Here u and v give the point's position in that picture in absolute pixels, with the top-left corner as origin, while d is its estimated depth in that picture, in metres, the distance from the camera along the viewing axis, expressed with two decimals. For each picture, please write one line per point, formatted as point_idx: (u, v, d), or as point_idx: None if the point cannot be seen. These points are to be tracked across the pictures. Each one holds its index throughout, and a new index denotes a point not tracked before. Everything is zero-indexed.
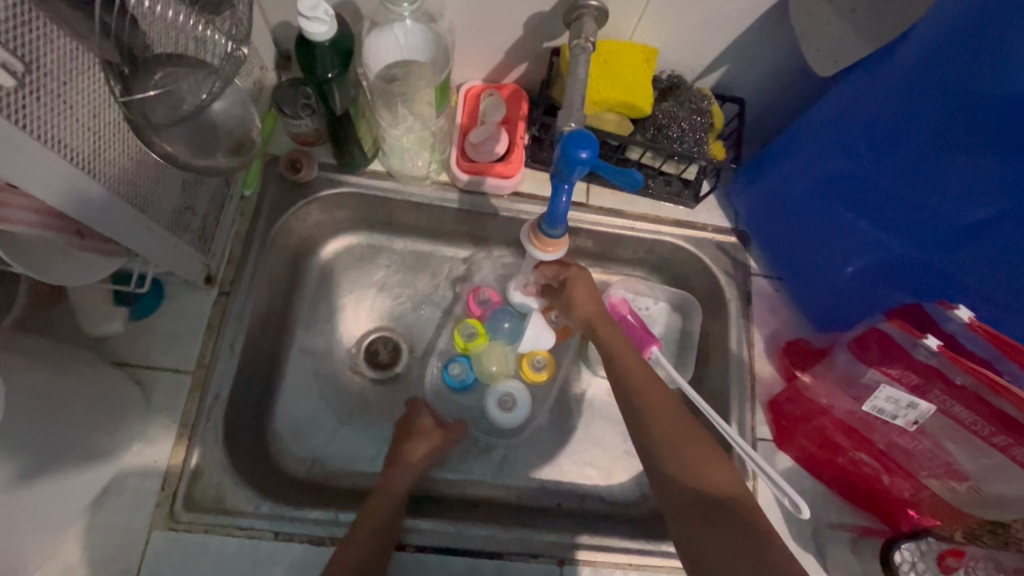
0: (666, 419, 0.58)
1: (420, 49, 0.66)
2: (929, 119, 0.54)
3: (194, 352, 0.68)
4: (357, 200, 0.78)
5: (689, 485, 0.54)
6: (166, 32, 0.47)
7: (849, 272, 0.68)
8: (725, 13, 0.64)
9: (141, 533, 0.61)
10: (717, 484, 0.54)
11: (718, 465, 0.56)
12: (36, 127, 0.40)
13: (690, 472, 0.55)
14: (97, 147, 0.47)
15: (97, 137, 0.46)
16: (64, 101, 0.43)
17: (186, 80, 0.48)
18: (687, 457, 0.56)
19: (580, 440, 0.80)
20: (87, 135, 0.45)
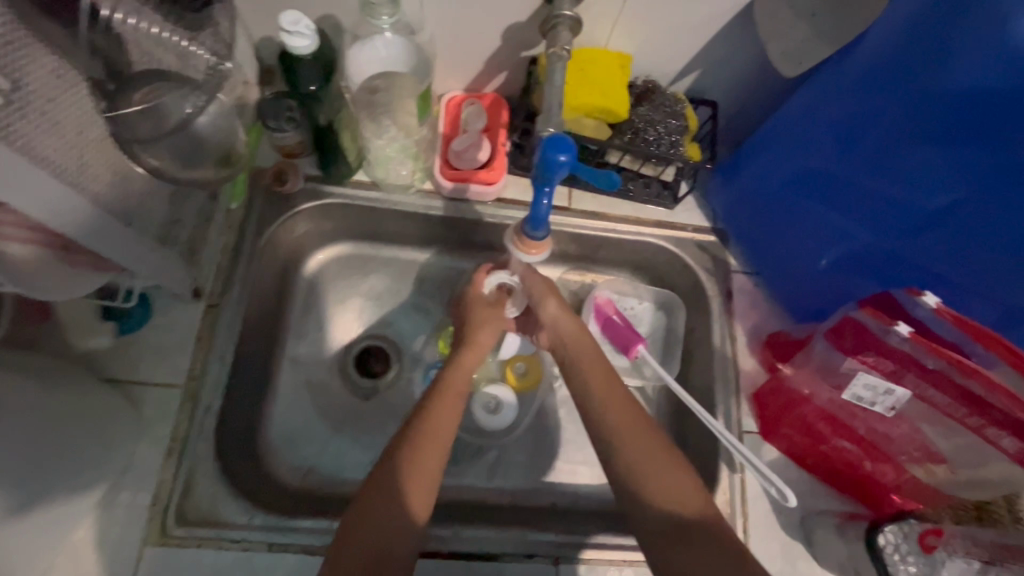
0: (646, 425, 0.59)
1: (400, 59, 0.67)
2: (892, 112, 0.56)
3: (183, 365, 0.68)
4: (344, 209, 0.78)
5: (662, 508, 0.53)
6: (151, 47, 0.49)
7: (825, 264, 0.71)
8: (695, 20, 0.67)
9: (133, 549, 0.61)
10: (701, 505, 0.53)
11: (692, 487, 0.54)
12: (25, 145, 0.41)
13: (674, 496, 0.53)
14: (82, 164, 0.47)
15: (85, 154, 0.47)
16: (51, 119, 0.44)
17: (170, 95, 0.49)
18: (664, 483, 0.54)
19: (572, 440, 0.81)
20: (72, 152, 0.46)
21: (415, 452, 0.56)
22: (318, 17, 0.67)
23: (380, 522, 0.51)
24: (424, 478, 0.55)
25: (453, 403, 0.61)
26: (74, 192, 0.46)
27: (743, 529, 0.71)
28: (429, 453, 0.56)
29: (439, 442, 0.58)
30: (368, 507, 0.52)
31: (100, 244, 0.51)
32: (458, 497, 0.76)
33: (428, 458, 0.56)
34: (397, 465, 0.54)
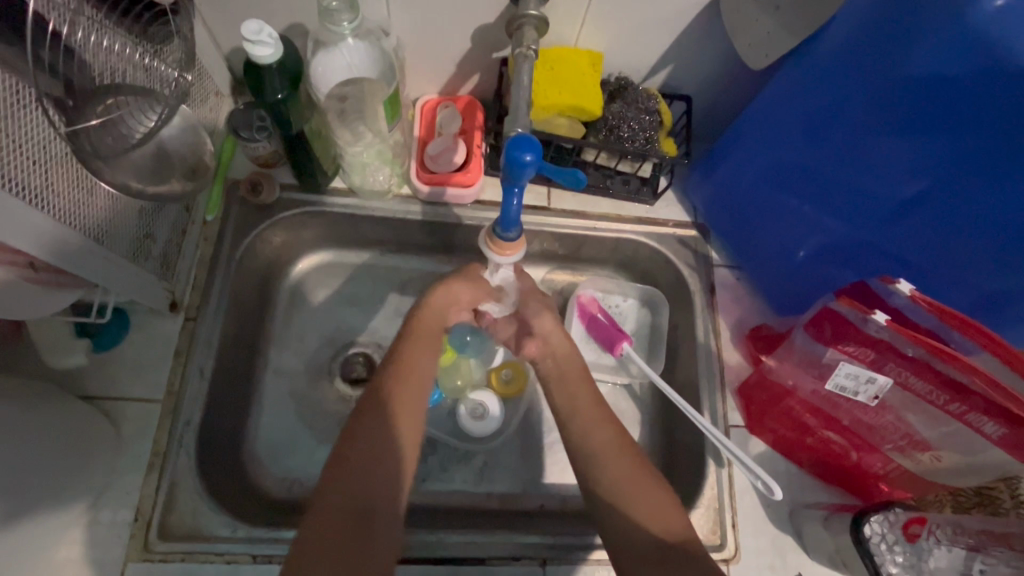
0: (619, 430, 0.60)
1: (367, 65, 0.67)
2: (855, 104, 0.56)
3: (163, 380, 0.68)
4: (322, 218, 0.78)
5: (647, 530, 0.53)
6: (109, 60, 0.50)
7: (802, 256, 0.71)
8: (662, 16, 0.67)
9: (116, 566, 0.60)
10: (673, 532, 0.53)
11: (676, 508, 0.55)
12: None
13: (648, 511, 0.54)
14: (47, 179, 0.47)
15: (45, 170, 0.46)
16: (12, 140, 0.42)
17: (130, 108, 0.51)
18: (646, 502, 0.55)
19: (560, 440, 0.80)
20: (36, 170, 0.45)
21: (395, 400, 0.56)
22: (286, 26, 0.68)
23: (365, 474, 0.51)
24: (406, 429, 0.56)
25: (428, 352, 0.62)
26: (34, 208, 0.45)
27: (732, 524, 0.70)
28: (410, 401, 0.57)
29: (416, 391, 0.58)
30: (346, 462, 0.52)
31: (72, 262, 0.51)
32: (446, 501, 0.76)
33: (409, 406, 0.57)
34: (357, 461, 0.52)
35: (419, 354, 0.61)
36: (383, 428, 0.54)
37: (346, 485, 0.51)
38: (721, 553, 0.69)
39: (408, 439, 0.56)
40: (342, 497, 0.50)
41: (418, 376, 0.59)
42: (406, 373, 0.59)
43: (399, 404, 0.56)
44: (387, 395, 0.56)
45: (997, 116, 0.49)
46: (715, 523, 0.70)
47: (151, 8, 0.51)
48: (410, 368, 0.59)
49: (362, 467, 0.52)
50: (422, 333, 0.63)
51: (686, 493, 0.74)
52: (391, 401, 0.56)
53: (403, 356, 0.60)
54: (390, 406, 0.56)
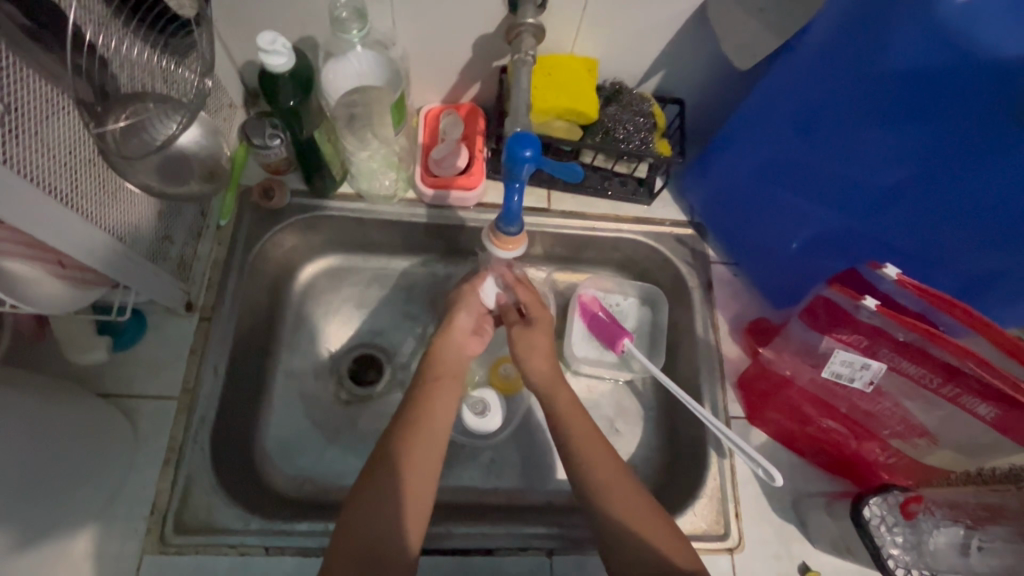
0: (585, 435, 0.63)
1: (374, 74, 0.70)
2: (837, 99, 0.59)
3: (178, 378, 0.70)
4: (332, 222, 0.81)
5: (642, 543, 0.56)
6: (133, 70, 0.53)
7: (795, 248, 0.74)
8: (654, 22, 0.70)
9: (133, 558, 0.62)
10: (676, 555, 0.56)
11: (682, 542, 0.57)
12: (19, 164, 0.44)
13: (641, 525, 0.57)
14: (74, 182, 0.50)
15: (73, 173, 0.49)
16: (40, 140, 0.46)
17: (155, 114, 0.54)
18: (630, 505, 0.59)
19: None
20: (64, 172, 0.48)
21: (410, 415, 0.62)
22: (297, 39, 0.71)
23: (378, 499, 0.56)
24: (418, 478, 0.58)
25: (448, 400, 0.64)
26: (65, 208, 0.48)
27: (735, 513, 0.71)
28: (417, 446, 0.59)
29: (436, 441, 0.61)
30: (377, 476, 0.57)
31: (98, 261, 0.54)
32: (453, 497, 0.77)
33: (419, 455, 0.59)
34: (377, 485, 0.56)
35: (438, 396, 0.64)
36: (395, 480, 0.57)
37: (372, 509, 0.55)
38: (725, 543, 0.70)
39: (422, 484, 0.58)
40: (357, 529, 0.54)
41: (438, 418, 0.62)
42: (424, 422, 0.61)
43: (408, 423, 0.61)
44: (393, 441, 0.60)
45: (971, 105, 0.52)
46: (719, 514, 0.71)
47: (174, 21, 0.55)
48: (419, 407, 0.62)
49: (377, 494, 0.56)
50: (439, 375, 0.66)
51: (688, 485, 0.75)
52: (397, 449, 0.59)
53: (421, 401, 0.63)
54: (402, 454, 0.58)
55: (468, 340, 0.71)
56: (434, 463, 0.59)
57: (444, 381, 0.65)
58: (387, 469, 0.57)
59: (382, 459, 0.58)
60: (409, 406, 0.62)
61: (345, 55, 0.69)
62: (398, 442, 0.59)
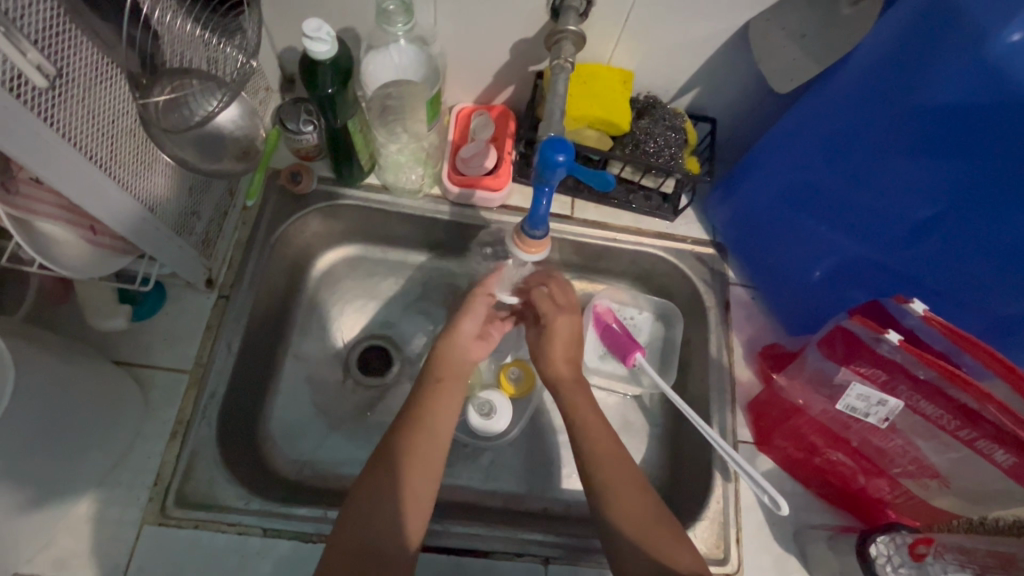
0: (600, 438, 0.63)
1: (413, 69, 0.71)
2: (872, 128, 0.59)
3: (192, 352, 0.70)
4: (356, 212, 0.82)
5: (645, 554, 0.55)
6: (179, 46, 0.55)
7: (818, 276, 0.74)
8: (693, 39, 0.70)
9: (132, 527, 0.62)
10: (677, 562, 0.54)
11: (685, 546, 0.56)
12: (61, 126, 0.44)
13: (648, 540, 0.56)
14: (112, 150, 0.51)
15: (113, 142, 0.51)
16: (84, 105, 0.47)
17: (195, 91, 0.54)
18: (641, 520, 0.57)
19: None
20: (103, 139, 0.49)
21: (418, 412, 0.62)
22: (338, 28, 0.72)
23: (385, 488, 0.56)
24: (422, 478, 0.58)
25: (453, 404, 0.64)
26: (102, 172, 0.49)
27: (735, 539, 0.70)
28: (425, 447, 0.59)
29: (439, 447, 0.61)
30: (386, 467, 0.58)
31: (126, 228, 0.55)
32: (450, 496, 0.77)
33: (418, 447, 0.59)
34: (381, 477, 0.57)
35: (444, 395, 0.64)
36: (396, 478, 0.57)
37: (375, 499, 0.56)
38: (723, 567, 0.69)
39: (418, 478, 0.58)
40: (361, 523, 0.54)
41: (436, 416, 0.62)
42: (426, 423, 0.61)
43: (416, 419, 0.61)
44: (403, 438, 0.60)
45: (1014, 145, 0.51)
46: (719, 537, 0.70)
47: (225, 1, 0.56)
48: (430, 406, 0.63)
49: (390, 481, 0.57)
50: (442, 377, 0.66)
51: (689, 506, 0.74)
52: (407, 441, 0.59)
53: (424, 399, 0.63)
54: (405, 452, 0.59)
55: (473, 344, 0.71)
56: (435, 467, 0.60)
57: (450, 387, 0.65)
58: (397, 465, 0.58)
59: (388, 454, 0.58)
60: (419, 408, 0.62)
61: (388, 48, 0.69)
62: (406, 441, 0.59)
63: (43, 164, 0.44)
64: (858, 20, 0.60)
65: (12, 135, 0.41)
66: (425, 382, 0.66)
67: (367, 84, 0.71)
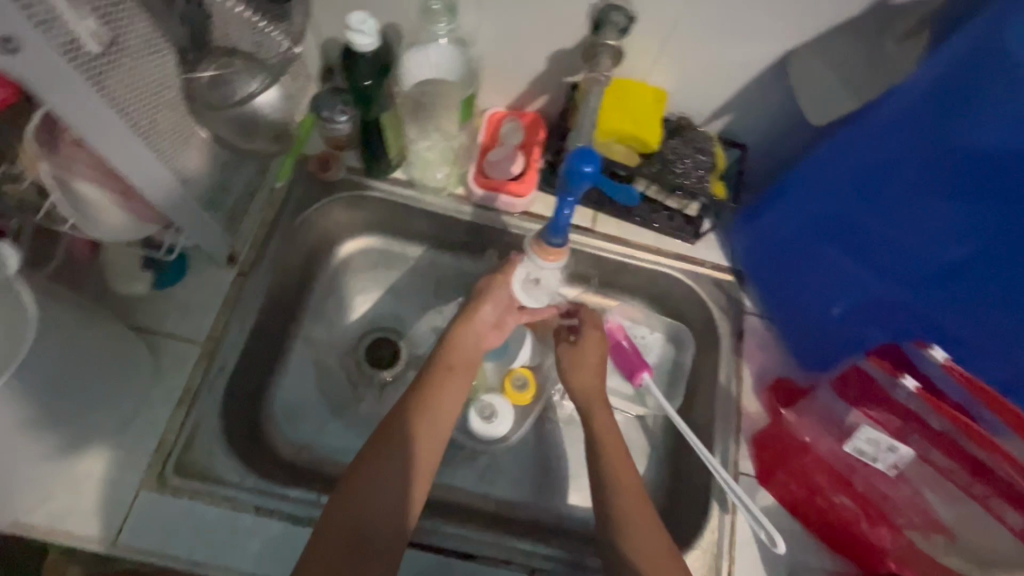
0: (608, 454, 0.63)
1: (451, 68, 0.73)
2: (908, 167, 0.58)
3: (206, 325, 0.72)
4: (379, 204, 0.83)
5: None
6: (227, 26, 0.57)
7: (837, 313, 0.72)
8: (732, 64, 0.70)
9: (130, 490, 0.63)
10: None
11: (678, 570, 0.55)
12: (111, 94, 0.46)
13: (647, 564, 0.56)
14: (154, 121, 0.52)
15: (155, 113, 0.52)
16: (132, 75, 0.49)
17: (240, 72, 0.58)
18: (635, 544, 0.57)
19: (581, 466, 0.81)
20: (147, 109, 0.51)
21: (424, 399, 0.62)
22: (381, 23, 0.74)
23: (380, 478, 0.57)
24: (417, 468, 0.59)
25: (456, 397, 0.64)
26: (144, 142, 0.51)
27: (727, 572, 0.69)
28: (427, 429, 0.60)
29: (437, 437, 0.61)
30: (385, 458, 0.58)
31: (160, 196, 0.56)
32: (443, 496, 0.77)
33: (421, 436, 0.60)
34: (376, 468, 0.57)
35: (449, 389, 0.64)
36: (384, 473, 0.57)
37: (365, 495, 0.56)
38: None
39: (420, 464, 0.59)
40: (348, 515, 0.55)
41: (442, 405, 0.62)
42: (430, 412, 0.61)
43: (421, 406, 0.61)
44: (410, 423, 0.60)
45: None
46: (711, 568, 0.69)
47: None
48: (438, 394, 0.63)
49: (384, 470, 0.57)
50: (453, 365, 0.66)
51: (683, 533, 0.73)
52: (412, 426, 0.60)
53: (432, 391, 0.63)
54: (404, 445, 0.59)
55: (488, 334, 0.69)
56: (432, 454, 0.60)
57: (455, 382, 0.65)
58: (401, 451, 0.58)
59: (382, 444, 0.59)
60: (424, 395, 0.62)
61: (426, 46, 0.71)
62: (410, 425, 0.60)
63: (92, 129, 0.46)
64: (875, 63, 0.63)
65: (62, 95, 0.43)
66: (434, 368, 0.65)
67: (404, 79, 0.73)
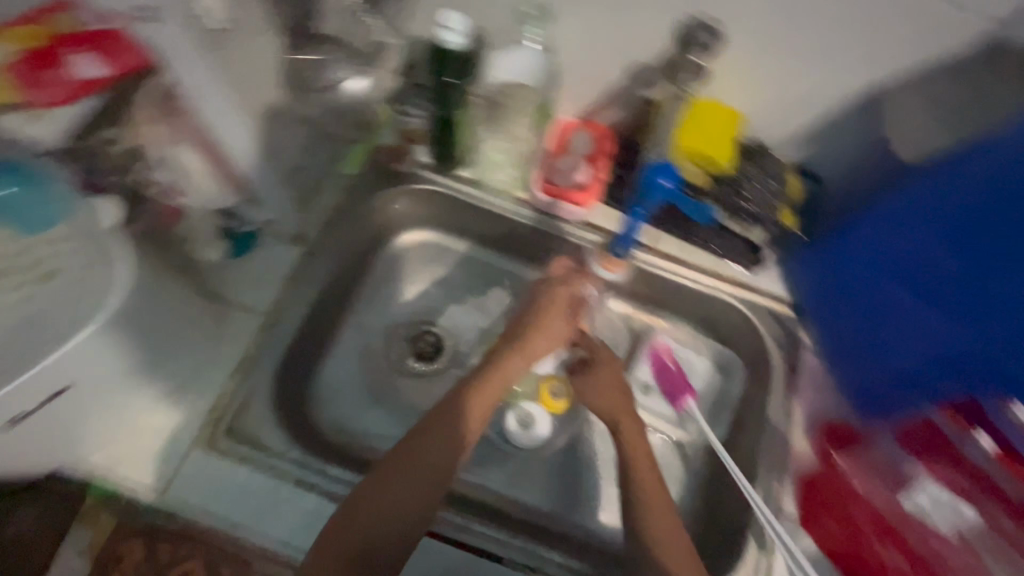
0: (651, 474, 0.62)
1: (530, 72, 0.72)
2: (1011, 213, 0.57)
3: (270, 297, 0.73)
4: (442, 200, 0.84)
5: None
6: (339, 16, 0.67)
7: (906, 362, 0.68)
8: (818, 93, 0.69)
9: (183, 447, 0.66)
10: None
11: None
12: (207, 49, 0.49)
13: None
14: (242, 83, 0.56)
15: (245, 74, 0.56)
16: None
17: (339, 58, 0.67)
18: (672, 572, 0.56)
19: (613, 482, 0.80)
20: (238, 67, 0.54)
21: (448, 412, 0.63)
22: None
23: (391, 488, 0.58)
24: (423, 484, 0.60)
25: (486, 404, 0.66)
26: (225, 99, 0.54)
27: None
28: (437, 446, 0.61)
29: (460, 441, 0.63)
30: (405, 464, 0.59)
31: None
32: (473, 494, 0.77)
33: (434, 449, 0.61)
34: (392, 478, 0.59)
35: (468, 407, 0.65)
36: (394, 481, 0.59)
37: (383, 501, 0.58)
38: None
39: (427, 480, 0.60)
40: (359, 521, 0.57)
41: (461, 420, 0.63)
42: (449, 424, 0.63)
43: (440, 417, 0.63)
44: (425, 438, 0.61)
45: None
46: None
47: None
48: (457, 410, 0.64)
49: (401, 478, 0.59)
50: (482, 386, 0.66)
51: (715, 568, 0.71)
52: (426, 442, 0.61)
53: (451, 407, 0.64)
54: (417, 458, 0.60)
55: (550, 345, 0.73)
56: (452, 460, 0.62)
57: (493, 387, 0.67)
58: (414, 464, 0.60)
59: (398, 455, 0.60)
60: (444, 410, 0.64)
61: (516, 47, 0.71)
62: (425, 439, 0.61)
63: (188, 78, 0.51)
64: (962, 99, 0.64)
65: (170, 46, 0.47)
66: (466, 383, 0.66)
67: (489, 75, 0.71)
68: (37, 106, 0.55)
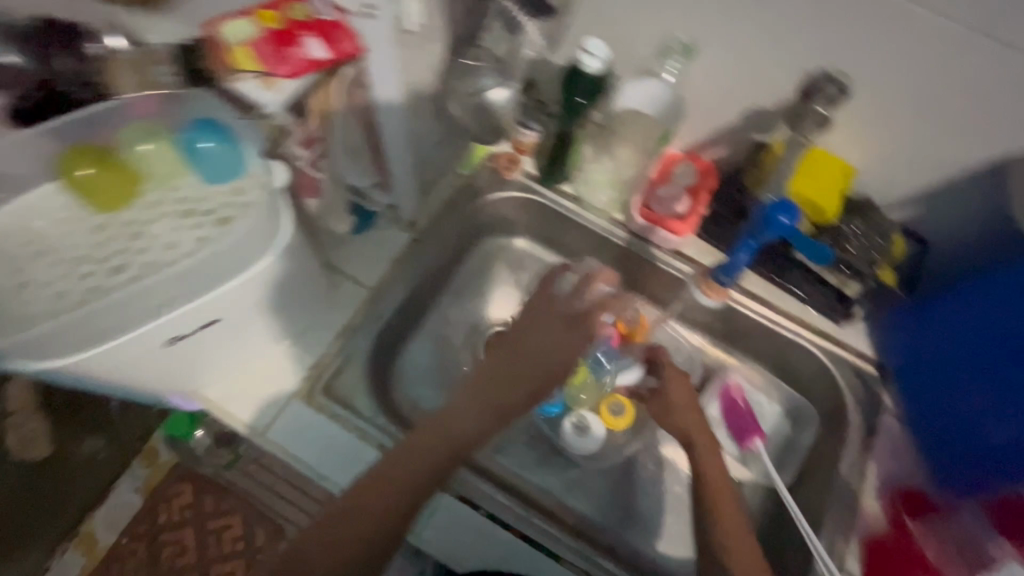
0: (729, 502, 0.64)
1: (650, 106, 0.77)
2: None
3: (376, 275, 0.80)
4: (541, 210, 0.89)
5: None
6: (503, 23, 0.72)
7: (995, 435, 0.67)
8: (939, 158, 0.69)
9: (286, 395, 0.72)
10: None
11: None
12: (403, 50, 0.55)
13: None
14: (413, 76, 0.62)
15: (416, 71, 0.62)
16: (417, 41, 0.57)
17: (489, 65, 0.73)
18: None
19: (667, 508, 0.81)
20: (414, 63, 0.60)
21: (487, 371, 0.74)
22: None
23: (434, 427, 0.69)
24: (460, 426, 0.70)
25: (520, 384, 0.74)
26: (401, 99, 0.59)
27: None
28: (475, 397, 0.72)
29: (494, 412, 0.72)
30: (455, 407, 0.71)
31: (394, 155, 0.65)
32: (531, 493, 0.80)
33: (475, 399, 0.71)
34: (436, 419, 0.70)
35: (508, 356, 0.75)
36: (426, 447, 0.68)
37: (419, 434, 0.68)
38: None
39: (462, 422, 0.70)
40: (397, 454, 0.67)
41: (502, 379, 0.73)
42: (491, 377, 0.74)
43: (485, 373, 0.74)
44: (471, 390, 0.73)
45: None
46: None
47: None
48: (501, 362, 0.75)
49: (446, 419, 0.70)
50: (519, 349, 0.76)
51: None
52: (471, 393, 0.72)
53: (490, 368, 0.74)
54: (463, 404, 0.71)
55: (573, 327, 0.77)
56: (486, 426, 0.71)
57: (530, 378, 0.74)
58: (455, 412, 0.70)
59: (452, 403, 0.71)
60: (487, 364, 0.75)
61: (650, 77, 0.75)
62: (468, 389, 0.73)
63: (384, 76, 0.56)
64: None
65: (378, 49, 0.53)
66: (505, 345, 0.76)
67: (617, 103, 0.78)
68: (274, 74, 0.53)
